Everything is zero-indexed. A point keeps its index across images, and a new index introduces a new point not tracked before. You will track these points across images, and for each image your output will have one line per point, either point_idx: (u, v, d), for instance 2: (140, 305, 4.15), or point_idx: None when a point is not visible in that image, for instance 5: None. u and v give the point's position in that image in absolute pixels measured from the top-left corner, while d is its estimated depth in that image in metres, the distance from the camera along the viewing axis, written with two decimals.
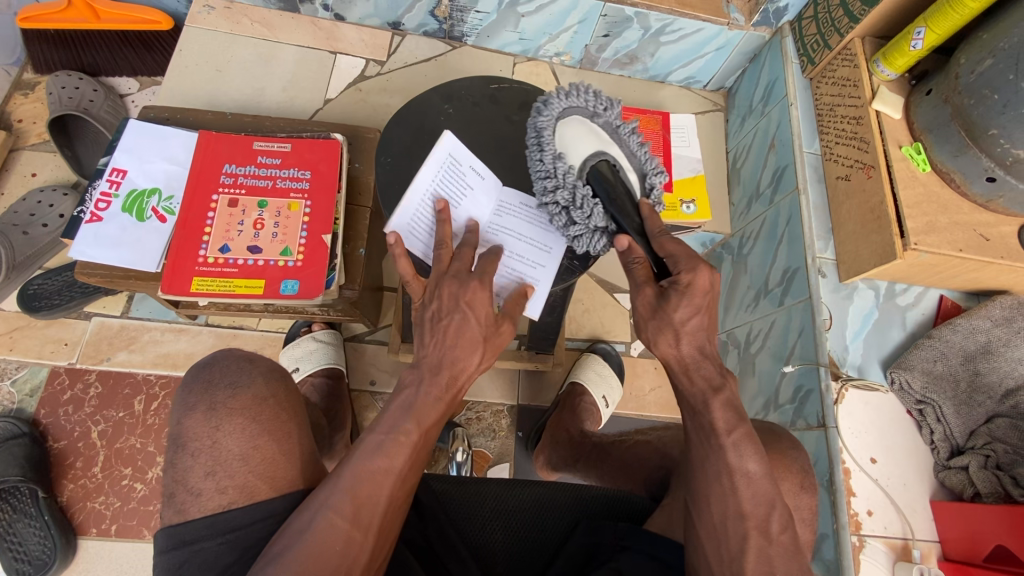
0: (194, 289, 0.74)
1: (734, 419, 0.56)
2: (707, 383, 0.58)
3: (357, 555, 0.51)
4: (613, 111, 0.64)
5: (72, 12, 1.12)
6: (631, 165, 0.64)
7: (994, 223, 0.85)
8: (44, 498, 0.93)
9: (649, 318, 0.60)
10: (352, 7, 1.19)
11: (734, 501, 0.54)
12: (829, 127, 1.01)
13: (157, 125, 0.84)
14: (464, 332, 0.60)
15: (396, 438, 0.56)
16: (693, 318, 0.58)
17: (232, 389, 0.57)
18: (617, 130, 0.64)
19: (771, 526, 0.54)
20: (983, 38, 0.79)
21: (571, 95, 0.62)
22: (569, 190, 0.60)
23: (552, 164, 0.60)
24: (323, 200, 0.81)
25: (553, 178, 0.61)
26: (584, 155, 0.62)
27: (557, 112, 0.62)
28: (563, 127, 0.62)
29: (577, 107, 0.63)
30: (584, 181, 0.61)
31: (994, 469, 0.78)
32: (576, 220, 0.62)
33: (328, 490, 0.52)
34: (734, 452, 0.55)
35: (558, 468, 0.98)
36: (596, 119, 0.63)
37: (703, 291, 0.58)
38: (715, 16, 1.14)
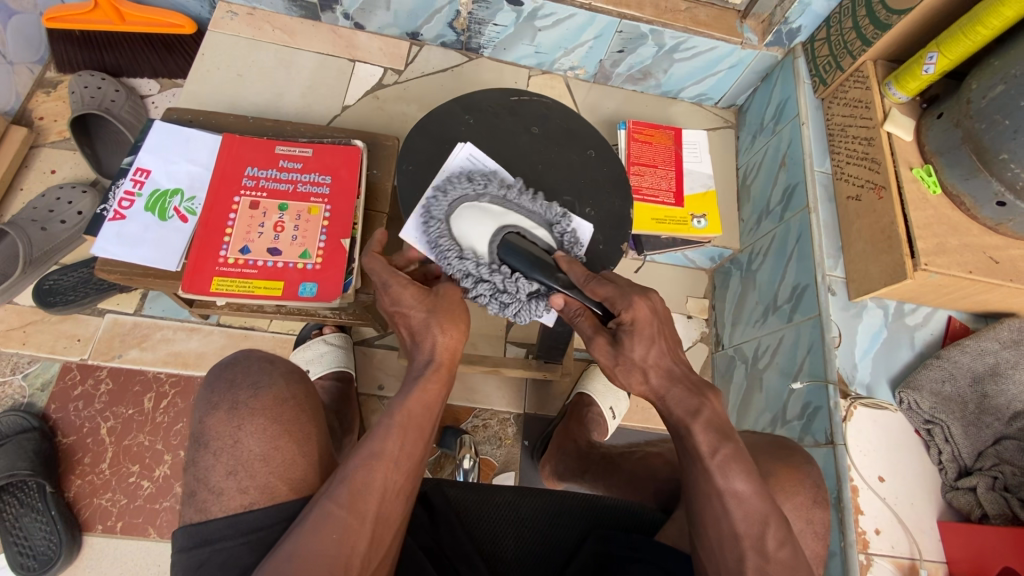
0: (214, 289, 0.75)
1: (717, 439, 0.56)
2: (685, 410, 0.58)
3: (354, 544, 0.50)
4: (494, 184, 0.69)
5: (97, 13, 1.14)
6: (533, 222, 0.69)
7: (1004, 246, 0.87)
8: (52, 493, 0.94)
9: (613, 366, 0.62)
10: (372, 16, 1.21)
11: (728, 522, 0.54)
12: (841, 147, 1.03)
13: (181, 127, 0.85)
14: (413, 323, 0.63)
15: (385, 426, 0.56)
16: (650, 351, 0.60)
17: (254, 388, 0.57)
18: (507, 198, 0.69)
19: (767, 543, 0.53)
20: (994, 65, 0.81)
21: (451, 190, 0.68)
22: (489, 277, 0.65)
23: (462, 262, 0.65)
24: (342, 205, 0.82)
25: (470, 273, 0.66)
26: (487, 240, 0.67)
27: (445, 213, 0.68)
28: (456, 223, 0.68)
29: (462, 197, 0.69)
30: (498, 263, 0.66)
31: (1002, 491, 0.79)
32: (509, 300, 0.66)
33: (330, 484, 0.53)
34: (720, 475, 0.55)
35: (564, 478, 0.98)
36: (483, 198, 0.68)
37: (647, 321, 0.60)
38: (728, 35, 1.16)
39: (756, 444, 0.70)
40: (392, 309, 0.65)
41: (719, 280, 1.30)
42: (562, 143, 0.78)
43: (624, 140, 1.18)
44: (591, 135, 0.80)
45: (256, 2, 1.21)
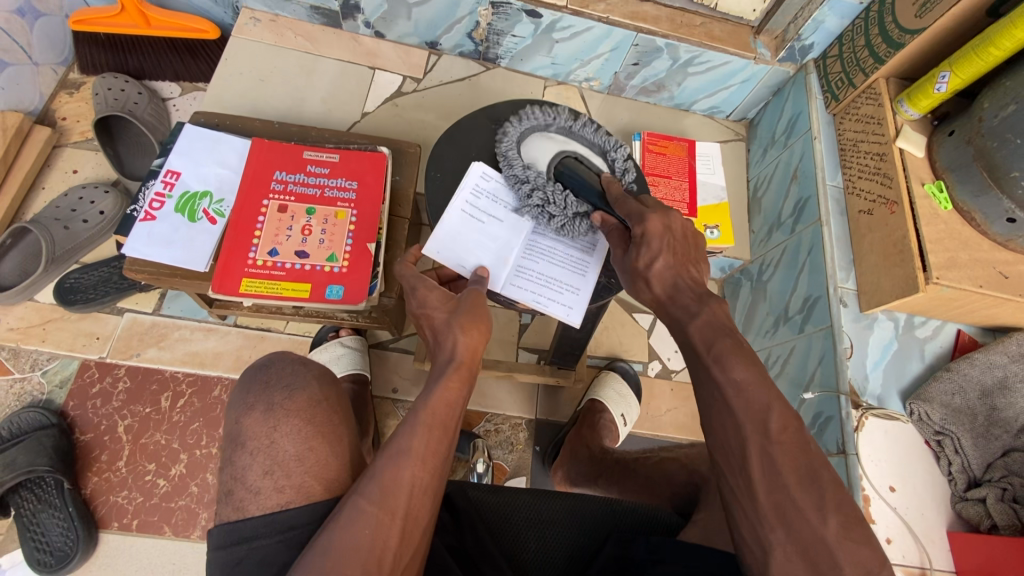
0: (242, 290, 0.77)
1: (713, 335, 0.54)
2: (684, 310, 0.58)
3: (387, 538, 0.51)
4: (563, 115, 0.78)
5: (123, 17, 1.16)
6: (592, 151, 0.77)
7: (1013, 261, 0.88)
8: (69, 490, 0.95)
9: (625, 272, 0.65)
10: (392, 25, 1.23)
11: (727, 411, 0.50)
12: (853, 162, 1.05)
13: (211, 131, 0.87)
14: (437, 324, 0.65)
15: (410, 424, 0.57)
16: (658, 262, 0.61)
17: (289, 391, 0.59)
18: (571, 129, 0.77)
19: (771, 425, 0.48)
20: (1006, 86, 0.83)
21: (525, 118, 0.77)
22: (543, 190, 0.72)
23: (522, 172, 0.73)
24: (368, 210, 0.84)
25: (529, 185, 0.73)
26: (548, 161, 0.76)
27: (516, 136, 0.76)
28: (525, 145, 0.76)
29: (533, 124, 0.77)
30: (553, 179, 0.74)
31: (1011, 502, 0.80)
32: (555, 215, 0.72)
33: (361, 483, 0.54)
34: (718, 366, 0.52)
35: (576, 483, 0.99)
36: (551, 127, 0.77)
37: (658, 232, 0.61)
38: (742, 51, 1.18)
39: None
40: (417, 310, 0.68)
41: (729, 290, 1.32)
42: None
43: (638, 151, 1.21)
44: None
45: (279, 9, 1.23)
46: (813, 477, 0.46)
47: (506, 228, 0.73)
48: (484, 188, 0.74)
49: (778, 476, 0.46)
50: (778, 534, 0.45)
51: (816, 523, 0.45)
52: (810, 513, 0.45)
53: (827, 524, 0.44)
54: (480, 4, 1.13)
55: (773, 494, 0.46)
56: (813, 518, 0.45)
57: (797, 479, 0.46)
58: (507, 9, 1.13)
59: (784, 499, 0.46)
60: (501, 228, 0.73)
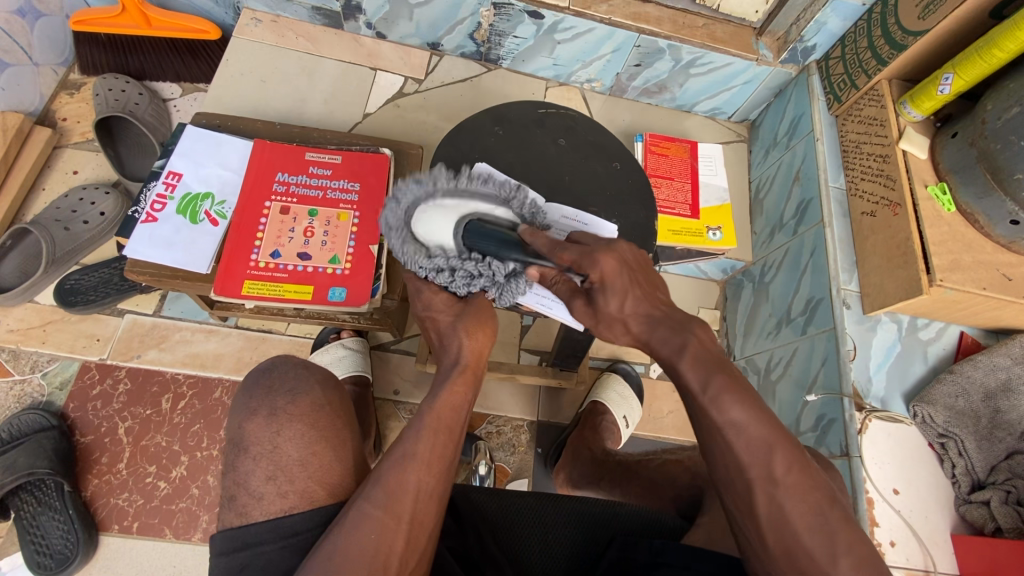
0: (244, 292, 0.77)
1: (706, 373, 0.51)
2: (671, 347, 0.55)
3: (392, 543, 0.51)
4: (440, 174, 0.61)
5: (124, 18, 1.15)
6: (492, 204, 0.63)
7: (1016, 263, 0.88)
8: (70, 492, 0.94)
9: (595, 322, 0.62)
10: (394, 26, 1.23)
11: (732, 456, 0.49)
12: (855, 163, 1.05)
13: (212, 132, 0.87)
14: (442, 327, 0.66)
15: (415, 429, 0.57)
16: (626, 301, 0.59)
17: (291, 395, 0.59)
18: (458, 188, 0.61)
19: (775, 469, 0.48)
20: (1009, 88, 0.83)
21: (402, 186, 0.61)
22: (466, 268, 0.63)
23: (437, 258, 0.63)
24: (371, 212, 0.83)
25: (448, 267, 0.64)
26: (450, 233, 0.62)
27: (403, 214, 0.61)
28: (417, 222, 0.62)
29: (418, 190, 0.62)
30: (466, 252, 0.63)
31: (1016, 505, 0.80)
32: (487, 282, 0.64)
33: (365, 487, 0.54)
34: (715, 409, 0.50)
35: (579, 486, 0.98)
36: (441, 187, 0.61)
37: (615, 274, 0.58)
38: (743, 52, 1.18)
39: None
40: (422, 314, 0.68)
41: (731, 291, 1.32)
42: (588, 156, 0.80)
43: (640, 152, 1.20)
44: (617, 148, 0.82)
45: (280, 10, 1.23)
46: (822, 518, 0.46)
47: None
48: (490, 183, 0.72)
49: (786, 521, 0.47)
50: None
51: (824, 562, 0.45)
52: (820, 555, 0.45)
53: (837, 565, 0.44)
54: (482, 5, 1.13)
55: (782, 539, 0.46)
56: (823, 562, 0.45)
57: (807, 524, 0.46)
58: (509, 10, 1.13)
59: (793, 544, 0.46)
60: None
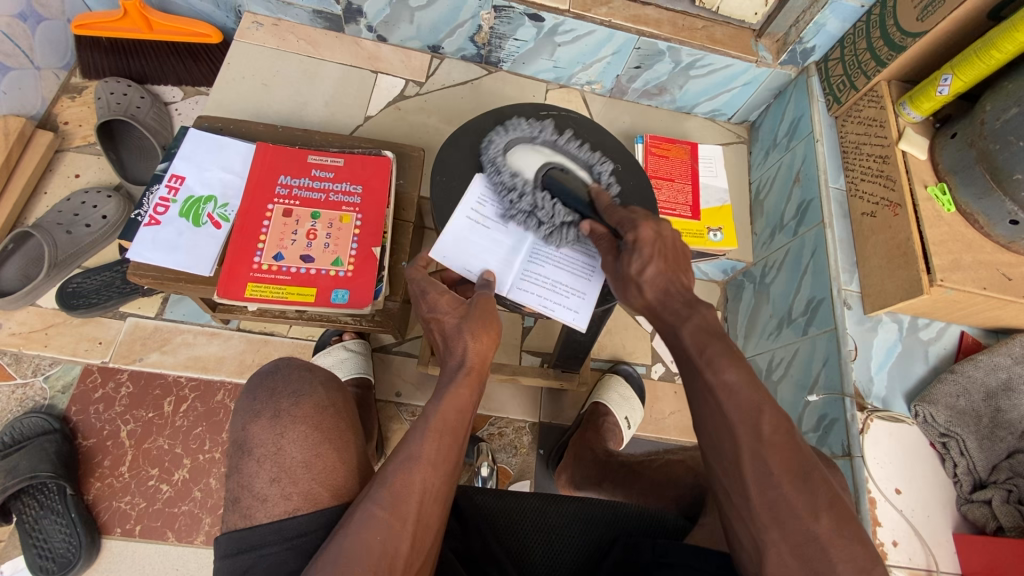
0: (247, 294, 0.77)
1: (706, 339, 0.54)
2: (676, 316, 0.57)
3: (398, 543, 0.51)
4: (547, 130, 0.77)
5: (127, 21, 1.15)
6: (577, 164, 0.76)
7: (1016, 263, 0.89)
8: (72, 496, 0.94)
9: (614, 279, 0.64)
10: (394, 29, 1.23)
11: (722, 416, 0.50)
12: (855, 164, 1.05)
13: (215, 135, 0.87)
14: (446, 328, 0.65)
15: (421, 431, 0.57)
16: (650, 267, 0.60)
17: (295, 398, 0.59)
18: (557, 143, 0.77)
19: (762, 428, 0.48)
20: (1008, 88, 0.84)
21: (512, 130, 0.76)
22: (530, 197, 0.72)
23: (509, 181, 0.72)
24: (373, 214, 0.84)
25: (515, 191, 0.72)
26: (532, 170, 0.74)
27: (501, 147, 0.76)
28: (510, 154, 0.75)
29: (519, 136, 0.77)
30: (540, 188, 0.73)
31: (1017, 504, 0.80)
32: (543, 221, 0.71)
33: (371, 489, 0.54)
34: (711, 368, 0.52)
35: (580, 487, 0.98)
36: (536, 140, 0.77)
37: (649, 241, 0.61)
38: (743, 54, 1.18)
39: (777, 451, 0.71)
40: (428, 314, 0.67)
41: (732, 292, 1.32)
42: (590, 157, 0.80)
43: (641, 154, 1.21)
44: (618, 150, 0.82)
45: (281, 14, 1.23)
46: (804, 476, 0.47)
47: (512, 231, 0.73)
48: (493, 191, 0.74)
49: (773, 481, 0.47)
50: (772, 534, 0.47)
51: (808, 519, 0.46)
52: (803, 511, 0.46)
53: (818, 522, 0.46)
54: (483, 8, 1.13)
55: (768, 498, 0.47)
56: (805, 516, 0.46)
57: (791, 480, 0.47)
58: (509, 13, 1.14)
59: (776, 498, 0.47)
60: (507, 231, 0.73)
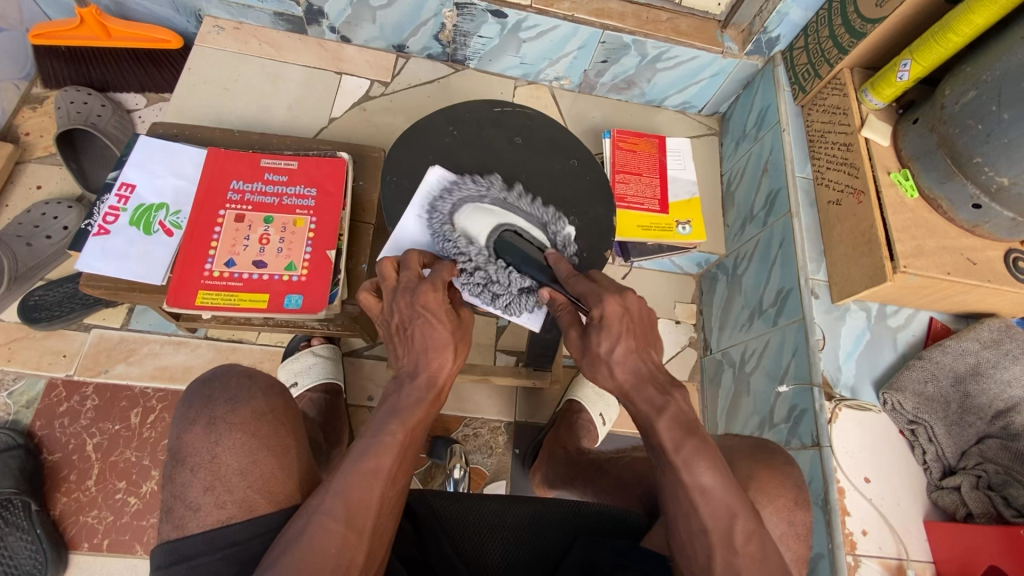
0: (199, 302, 0.76)
1: (681, 435, 0.55)
2: (649, 405, 0.58)
3: (353, 556, 0.51)
4: (496, 188, 0.75)
5: (83, 29, 1.13)
6: (528, 223, 0.74)
7: (981, 247, 0.88)
8: (37, 512, 0.92)
9: (581, 357, 0.63)
10: (357, 29, 1.22)
11: (696, 518, 0.54)
12: (821, 153, 1.04)
13: (166, 142, 0.87)
14: (431, 336, 0.61)
15: (383, 442, 0.57)
16: (619, 346, 0.59)
17: (232, 404, 0.58)
18: (506, 202, 0.74)
19: (735, 537, 0.52)
20: (967, 70, 0.82)
21: (455, 191, 0.74)
22: (485, 269, 0.70)
23: (461, 249, 0.70)
24: (328, 217, 0.83)
25: (467, 261, 0.70)
26: (485, 234, 0.72)
27: (448, 208, 0.73)
28: (458, 217, 0.72)
29: (465, 196, 0.74)
30: (493, 256, 0.71)
31: (986, 489, 0.79)
32: (500, 292, 0.70)
33: (322, 499, 0.53)
34: (686, 469, 0.54)
35: (554, 486, 0.97)
36: (484, 199, 0.74)
37: (618, 317, 0.60)
38: (709, 45, 1.18)
39: (737, 445, 0.71)
40: (415, 308, 0.62)
41: (706, 285, 1.31)
42: (545, 153, 0.80)
43: (609, 149, 1.20)
44: (574, 145, 0.81)
45: (243, 17, 1.22)
46: None
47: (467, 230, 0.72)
48: (445, 191, 0.74)
49: None
50: None
51: None
52: None
53: None
54: (444, 6, 1.12)
55: None
56: None
57: None
58: (471, 10, 1.13)
59: None
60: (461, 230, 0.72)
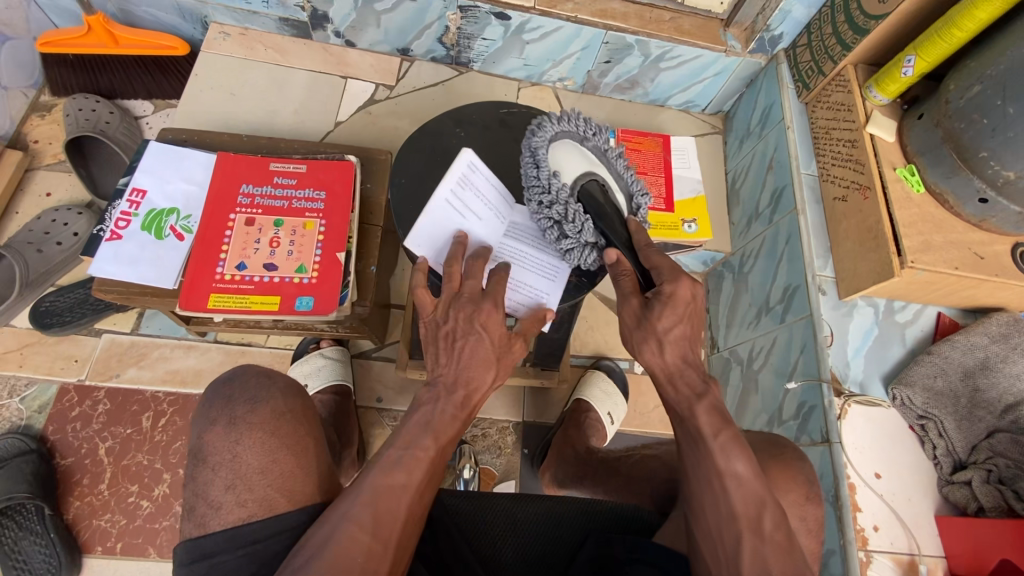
0: (211, 305, 0.77)
1: (719, 422, 0.58)
2: (691, 390, 0.60)
3: (378, 565, 0.51)
4: (601, 134, 0.66)
5: (90, 37, 1.13)
6: (619, 186, 0.68)
7: (988, 242, 0.88)
8: (51, 515, 0.93)
9: (634, 328, 0.63)
10: (362, 33, 1.23)
11: (726, 504, 0.55)
12: (826, 150, 1.05)
13: (177, 147, 0.88)
14: (482, 355, 0.62)
15: (414, 456, 0.57)
16: (677, 327, 0.61)
17: (251, 404, 0.59)
18: (604, 153, 0.67)
19: (763, 523, 0.54)
20: (971, 66, 0.82)
21: (564, 120, 0.64)
22: (563, 206, 0.63)
23: (547, 181, 0.62)
24: (337, 219, 0.84)
25: (548, 195, 0.63)
26: (575, 175, 0.64)
27: (550, 135, 0.63)
28: (555, 148, 0.63)
29: (568, 131, 0.64)
30: (576, 200, 0.63)
31: (997, 484, 0.79)
32: (568, 235, 0.65)
33: (349, 505, 0.53)
34: (722, 455, 0.56)
35: (564, 485, 0.98)
36: (586, 142, 0.65)
37: (686, 302, 0.62)
38: (712, 44, 1.18)
39: (748, 441, 0.71)
40: (477, 322, 0.62)
41: (713, 283, 1.32)
42: None
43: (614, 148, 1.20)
44: None
45: (248, 23, 1.22)
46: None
47: (485, 227, 0.71)
48: (472, 180, 0.70)
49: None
50: None
51: None
52: None
53: None
54: (448, 9, 1.13)
55: None
56: None
57: None
58: (475, 13, 1.13)
59: None
60: (480, 227, 0.70)
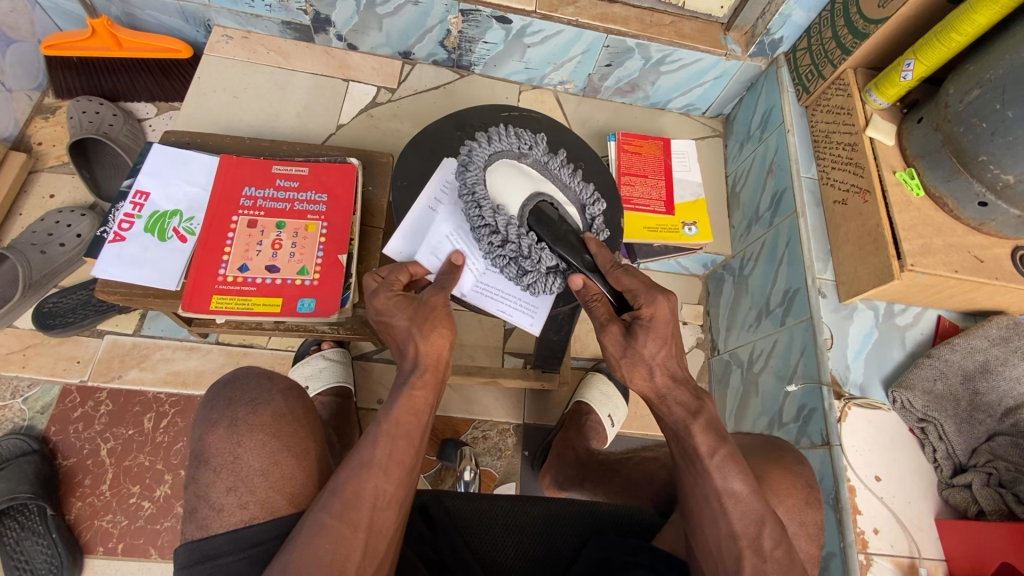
0: (213, 307, 0.78)
1: (714, 441, 0.58)
2: (684, 410, 0.60)
3: (349, 551, 0.52)
4: (536, 149, 0.70)
5: (95, 40, 1.13)
6: (567, 198, 0.70)
7: (987, 245, 0.89)
8: (53, 516, 0.93)
9: (620, 356, 0.62)
10: (364, 37, 1.23)
11: (726, 523, 0.56)
12: (826, 153, 1.05)
13: (180, 150, 0.88)
14: (397, 332, 0.65)
15: (384, 435, 0.58)
16: (661, 351, 0.61)
17: (253, 405, 0.60)
18: (543, 167, 0.69)
19: (764, 544, 0.55)
20: (970, 70, 0.83)
21: (494, 144, 0.68)
22: (515, 240, 0.65)
23: (492, 219, 0.65)
24: (339, 221, 0.84)
25: (498, 234, 0.65)
26: (517, 204, 0.66)
27: (482, 163, 0.67)
28: (490, 178, 0.67)
29: (502, 153, 0.68)
30: (525, 229, 0.65)
31: (997, 487, 0.79)
32: (527, 270, 0.66)
33: (322, 497, 0.54)
34: (719, 475, 0.57)
35: (565, 488, 0.97)
36: (523, 160, 0.69)
37: (665, 322, 0.61)
38: (712, 48, 1.18)
39: (748, 445, 0.71)
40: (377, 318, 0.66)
41: (713, 286, 1.32)
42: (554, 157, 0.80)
43: (614, 152, 1.21)
44: (580, 150, 0.83)
45: (251, 26, 1.23)
46: None
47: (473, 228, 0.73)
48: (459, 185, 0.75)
49: None
50: None
51: None
52: None
53: None
54: (450, 12, 1.13)
55: None
56: None
57: None
58: (476, 17, 1.14)
59: None
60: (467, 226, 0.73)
